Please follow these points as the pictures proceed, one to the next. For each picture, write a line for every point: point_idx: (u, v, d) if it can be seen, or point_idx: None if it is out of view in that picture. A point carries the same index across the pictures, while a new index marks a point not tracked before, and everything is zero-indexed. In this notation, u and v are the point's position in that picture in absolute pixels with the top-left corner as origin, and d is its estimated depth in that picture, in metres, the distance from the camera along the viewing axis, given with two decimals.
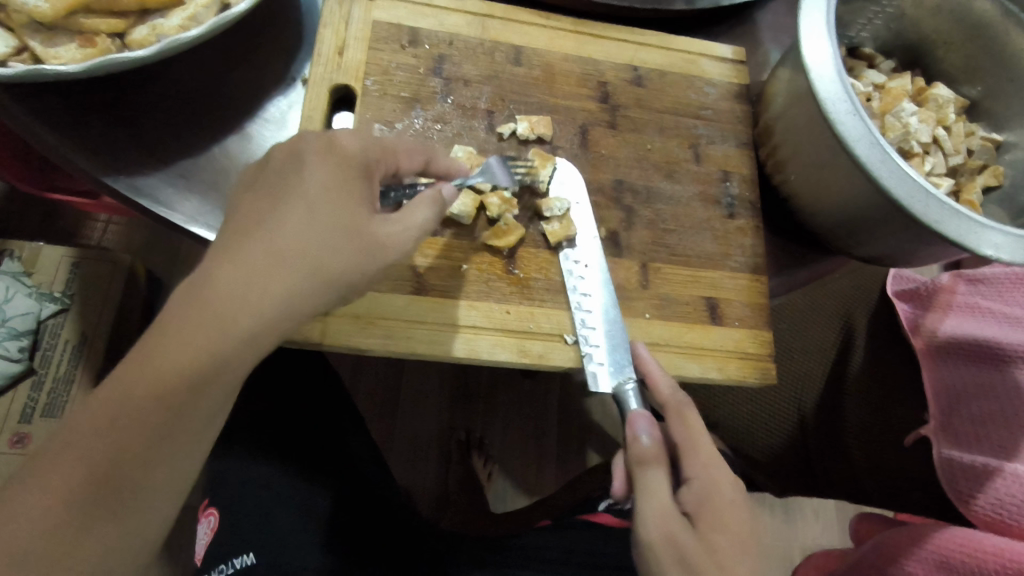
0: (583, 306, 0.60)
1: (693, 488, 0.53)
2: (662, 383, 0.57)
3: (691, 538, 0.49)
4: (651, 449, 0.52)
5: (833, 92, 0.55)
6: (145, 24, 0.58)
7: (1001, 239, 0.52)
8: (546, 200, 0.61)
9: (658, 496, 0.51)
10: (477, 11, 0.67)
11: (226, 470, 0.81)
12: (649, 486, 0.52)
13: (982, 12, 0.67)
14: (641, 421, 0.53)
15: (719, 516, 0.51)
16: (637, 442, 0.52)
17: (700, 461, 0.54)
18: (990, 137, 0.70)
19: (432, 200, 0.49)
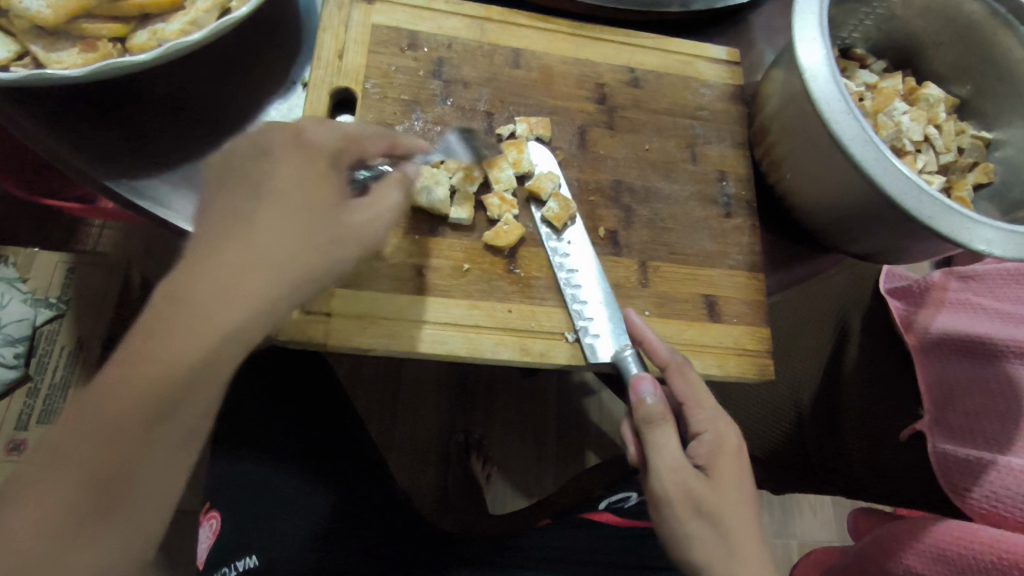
0: (578, 298, 0.60)
1: (703, 440, 0.56)
2: (659, 347, 0.59)
3: (701, 486, 0.54)
4: (659, 408, 0.54)
5: (828, 91, 0.56)
6: (146, 30, 0.59)
7: (993, 234, 0.53)
8: (540, 184, 0.62)
9: (670, 451, 0.54)
10: (476, 14, 0.68)
11: (228, 475, 0.80)
12: (660, 442, 0.54)
13: (971, 13, 0.68)
14: (647, 382, 0.55)
15: (725, 471, 0.55)
16: (643, 403, 0.55)
17: (704, 414, 0.57)
18: (980, 135, 0.72)
19: (399, 180, 0.50)
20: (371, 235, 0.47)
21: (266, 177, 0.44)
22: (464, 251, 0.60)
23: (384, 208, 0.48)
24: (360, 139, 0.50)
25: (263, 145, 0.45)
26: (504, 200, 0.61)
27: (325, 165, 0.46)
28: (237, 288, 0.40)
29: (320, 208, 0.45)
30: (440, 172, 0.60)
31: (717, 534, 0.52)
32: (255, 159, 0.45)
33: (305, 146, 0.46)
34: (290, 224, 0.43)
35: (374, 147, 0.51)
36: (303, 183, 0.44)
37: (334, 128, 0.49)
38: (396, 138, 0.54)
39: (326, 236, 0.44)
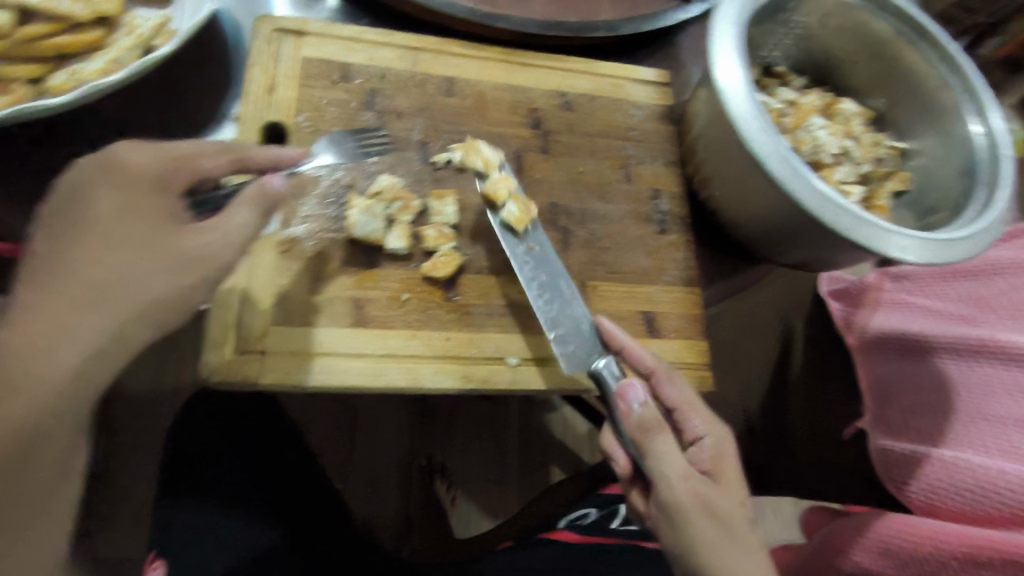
0: (549, 307, 0.59)
1: (704, 444, 0.59)
2: (640, 353, 0.60)
3: (709, 490, 0.55)
4: (651, 415, 0.54)
5: (739, 111, 0.59)
6: (64, 70, 0.57)
7: (906, 242, 0.57)
8: (495, 192, 0.62)
9: (673, 457, 0.54)
10: (407, 45, 0.69)
11: (176, 519, 0.77)
12: (661, 450, 0.54)
13: (879, 32, 0.72)
14: (637, 389, 0.55)
15: (720, 471, 0.59)
16: (632, 411, 0.54)
17: (697, 418, 0.60)
18: (895, 145, 0.76)
19: (255, 202, 0.47)
20: (219, 259, 0.45)
21: (80, 206, 0.43)
22: (401, 281, 0.60)
23: (234, 231, 0.46)
24: (192, 156, 0.47)
25: (73, 178, 0.44)
26: (440, 232, 0.62)
27: (148, 189, 0.44)
28: (88, 322, 0.42)
29: (145, 233, 0.43)
30: (377, 203, 0.61)
31: (730, 538, 0.53)
32: (67, 190, 0.44)
33: (118, 173, 0.44)
34: (111, 255, 0.43)
35: (214, 165, 0.48)
36: (121, 210, 0.43)
37: (155, 148, 0.46)
38: (243, 152, 0.51)
39: (158, 261, 0.44)
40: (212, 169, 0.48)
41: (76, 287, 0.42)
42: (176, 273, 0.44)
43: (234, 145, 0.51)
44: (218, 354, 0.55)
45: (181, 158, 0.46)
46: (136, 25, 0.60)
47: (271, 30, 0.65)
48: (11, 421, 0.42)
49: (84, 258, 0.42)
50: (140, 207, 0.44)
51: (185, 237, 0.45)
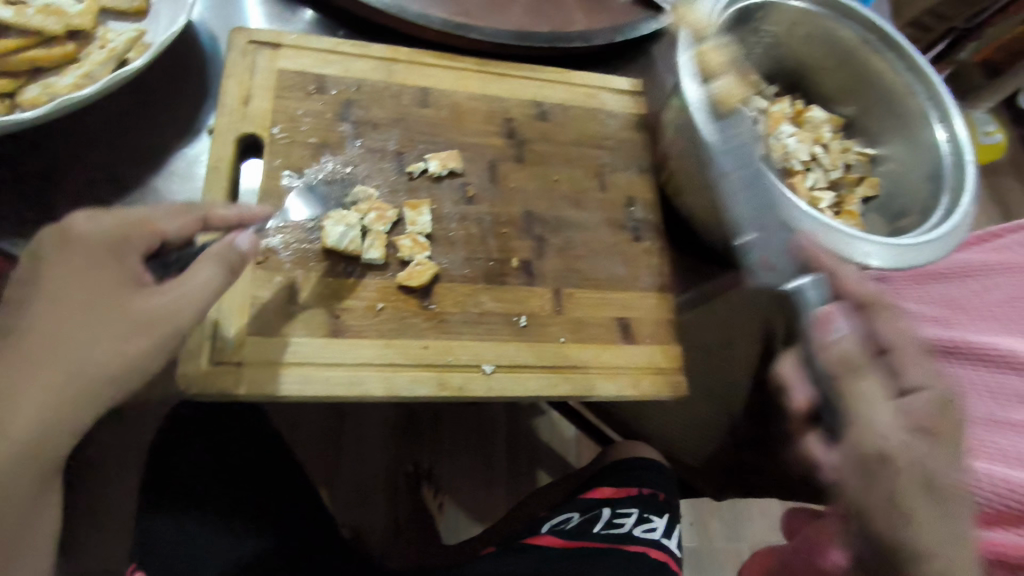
0: (744, 203, 0.59)
1: (923, 396, 0.51)
2: (850, 275, 0.56)
3: (917, 446, 0.48)
4: (852, 347, 0.50)
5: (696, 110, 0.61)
6: (36, 84, 0.58)
7: (870, 247, 0.60)
8: (709, 67, 0.63)
9: (875, 399, 0.50)
10: (383, 56, 0.70)
11: (153, 533, 0.77)
12: (863, 391, 0.50)
13: (847, 40, 0.73)
14: (836, 320, 0.50)
15: (955, 433, 0.51)
16: (834, 343, 0.50)
17: (916, 367, 0.53)
18: (864, 151, 0.78)
19: (219, 259, 0.51)
20: (175, 317, 0.49)
21: (40, 277, 0.47)
22: (377, 290, 0.61)
23: (194, 286, 0.50)
24: (152, 220, 0.51)
25: (36, 249, 0.48)
26: (414, 241, 0.63)
27: (108, 253, 0.48)
28: (61, 368, 0.45)
29: (100, 299, 0.47)
30: (353, 215, 0.62)
31: (936, 506, 0.48)
32: (29, 263, 0.48)
33: (75, 243, 0.48)
34: (69, 320, 0.46)
35: (174, 226, 0.52)
36: (77, 278, 0.47)
37: (112, 217, 0.50)
38: (205, 211, 0.55)
39: (111, 325, 0.47)
40: (172, 233, 0.52)
41: (35, 350, 0.45)
42: (130, 335, 0.47)
43: (196, 205, 0.55)
44: (194, 366, 0.55)
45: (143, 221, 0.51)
46: (110, 39, 0.60)
47: (246, 42, 0.66)
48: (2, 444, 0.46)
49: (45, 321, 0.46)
50: (105, 267, 0.48)
51: (142, 299, 0.48)
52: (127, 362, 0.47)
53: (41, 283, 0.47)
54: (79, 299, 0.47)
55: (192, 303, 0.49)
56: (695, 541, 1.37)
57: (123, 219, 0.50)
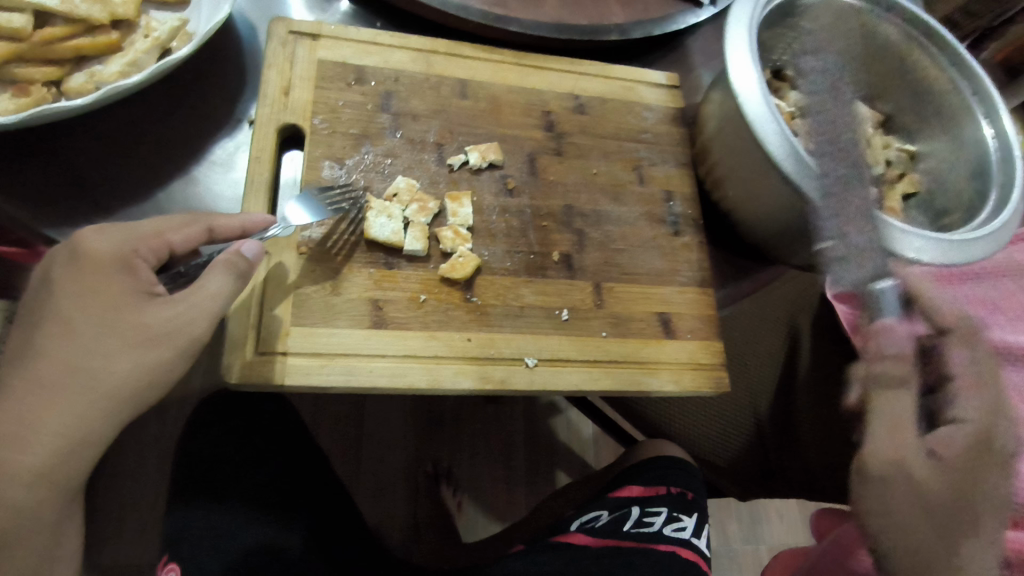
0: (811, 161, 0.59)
1: (962, 430, 0.55)
2: (948, 313, 0.59)
3: (924, 468, 0.53)
4: (896, 370, 0.54)
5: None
6: (82, 72, 0.58)
7: (919, 243, 0.58)
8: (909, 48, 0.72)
9: (897, 416, 0.54)
10: (421, 48, 0.69)
11: (187, 523, 0.77)
12: (890, 404, 0.55)
13: (887, 36, 0.72)
14: (896, 334, 0.54)
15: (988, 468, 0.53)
16: (885, 355, 0.54)
17: (975, 403, 0.57)
18: (905, 148, 0.76)
19: (226, 267, 0.50)
20: (191, 327, 0.49)
21: (50, 292, 0.47)
22: (420, 282, 0.61)
23: (202, 298, 0.49)
24: (158, 232, 0.50)
25: (47, 265, 0.48)
26: (457, 233, 0.62)
27: (116, 265, 0.48)
28: (112, 359, 0.47)
29: (117, 313, 0.47)
30: (395, 205, 0.61)
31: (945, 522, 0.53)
32: (41, 282, 0.48)
33: (86, 259, 0.47)
34: (87, 334, 0.47)
35: (180, 237, 0.51)
36: (88, 296, 0.47)
37: (119, 232, 0.49)
38: (209, 220, 0.53)
39: (132, 338, 0.47)
40: (181, 244, 0.52)
41: (74, 354, 0.46)
42: (146, 342, 0.47)
43: (200, 214, 0.53)
44: (238, 357, 0.55)
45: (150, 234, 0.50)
46: (153, 28, 0.60)
47: (286, 32, 0.66)
48: (56, 432, 0.47)
49: (63, 334, 0.46)
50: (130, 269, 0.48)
51: (150, 309, 0.48)
52: (154, 371, 0.48)
53: (54, 296, 0.47)
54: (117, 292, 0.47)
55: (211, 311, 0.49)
56: (720, 541, 1.36)
57: (130, 233, 0.49)
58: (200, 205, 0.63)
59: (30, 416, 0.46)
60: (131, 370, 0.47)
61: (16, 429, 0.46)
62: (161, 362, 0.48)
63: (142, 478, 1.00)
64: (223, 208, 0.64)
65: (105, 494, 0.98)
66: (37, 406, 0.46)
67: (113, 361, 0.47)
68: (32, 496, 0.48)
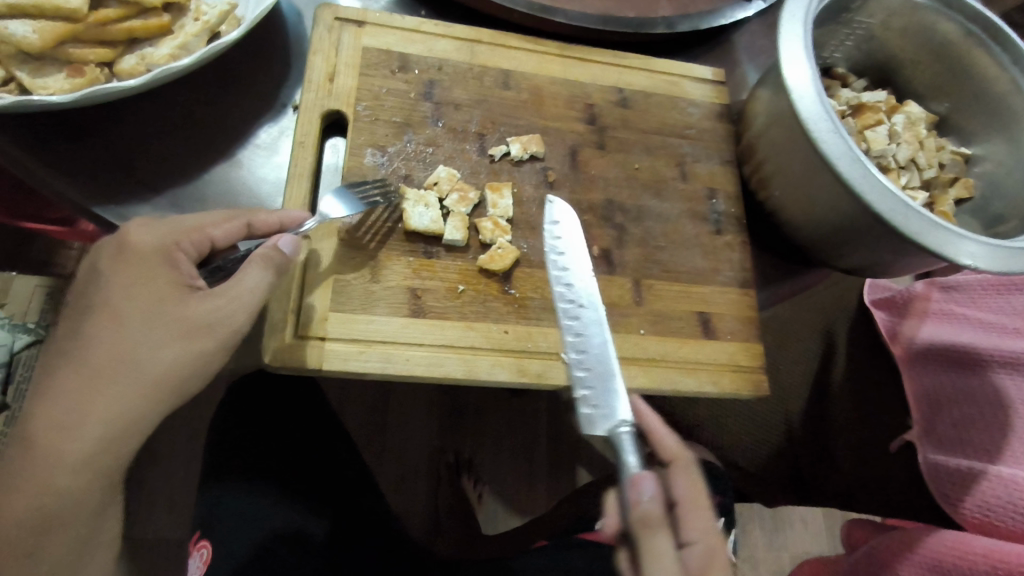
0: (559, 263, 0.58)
1: (695, 552, 0.53)
2: (668, 439, 0.57)
3: None
4: (656, 513, 0.46)
5: (559, 269, 0.58)
6: (133, 54, 0.58)
7: (977, 249, 0.54)
8: (973, 45, 0.68)
9: (667, 562, 0.45)
10: (465, 37, 0.69)
11: (217, 502, 0.79)
12: (656, 550, 0.46)
13: (946, 33, 0.69)
14: (649, 484, 0.46)
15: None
16: (640, 504, 0.46)
17: (697, 524, 0.54)
18: (960, 151, 0.73)
19: (264, 262, 0.50)
20: (231, 320, 0.49)
21: (99, 283, 0.48)
22: (458, 272, 0.60)
23: (242, 292, 0.49)
24: (200, 227, 0.51)
25: (95, 257, 0.49)
26: (498, 225, 0.62)
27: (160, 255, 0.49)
28: (158, 341, 0.47)
29: (161, 302, 0.48)
30: (430, 193, 0.61)
31: None
32: (92, 270, 0.49)
33: (132, 253, 0.48)
34: (134, 325, 0.47)
35: (221, 232, 0.52)
36: (138, 287, 0.47)
37: (165, 225, 0.50)
38: (249, 216, 0.54)
39: (179, 326, 0.47)
40: (221, 237, 0.52)
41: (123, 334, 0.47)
42: (192, 325, 0.48)
43: (239, 210, 0.54)
44: (279, 340, 0.55)
45: (189, 229, 0.50)
46: (203, 11, 0.60)
47: (332, 19, 0.66)
48: (105, 412, 0.47)
49: (110, 325, 0.47)
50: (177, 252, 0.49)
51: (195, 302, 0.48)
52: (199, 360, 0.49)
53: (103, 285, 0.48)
54: (163, 275, 0.48)
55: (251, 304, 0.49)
56: (741, 544, 1.34)
57: (171, 228, 0.50)
58: (244, 187, 0.63)
59: (79, 395, 0.47)
60: (177, 353, 0.48)
61: (68, 406, 0.47)
62: (205, 346, 0.48)
63: (174, 457, 1.03)
64: (266, 191, 0.64)
65: (139, 469, 1.01)
66: (88, 386, 0.47)
67: (160, 343, 0.47)
68: (81, 473, 0.49)
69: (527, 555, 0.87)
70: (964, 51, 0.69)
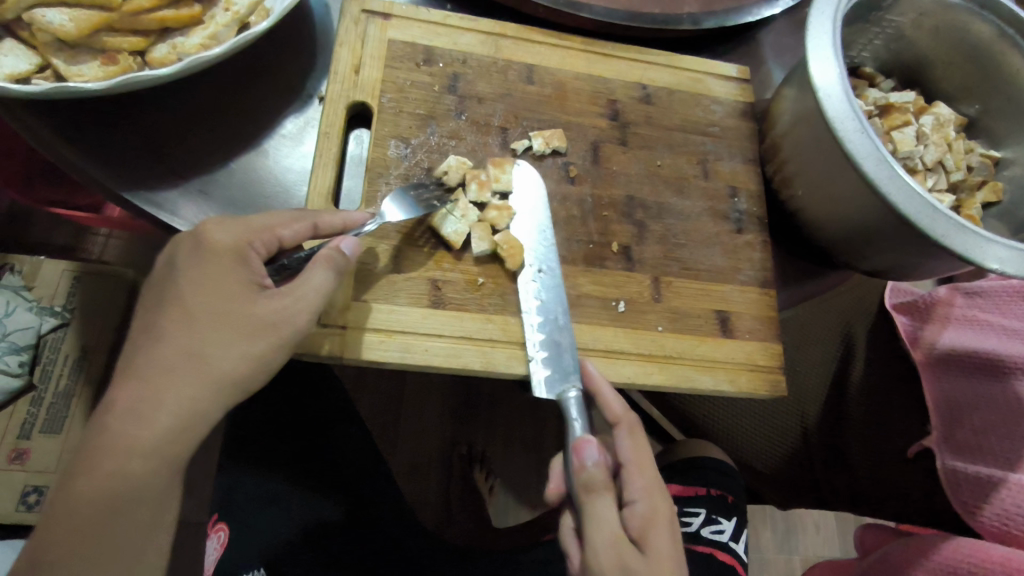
0: (518, 227, 0.61)
1: (636, 509, 0.51)
2: (612, 401, 0.57)
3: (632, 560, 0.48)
4: (600, 477, 0.50)
5: (519, 232, 0.61)
6: (165, 43, 0.59)
7: (1005, 253, 0.53)
8: (1007, 46, 0.66)
9: (607, 524, 0.49)
10: (490, 31, 0.69)
11: (235, 486, 0.80)
12: (598, 513, 0.49)
13: (979, 34, 0.67)
14: (590, 447, 0.50)
15: (664, 544, 0.50)
16: (584, 469, 0.50)
17: (641, 483, 0.53)
18: (989, 153, 0.71)
19: (326, 262, 0.51)
20: None
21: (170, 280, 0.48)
22: (479, 264, 0.61)
23: (304, 291, 0.49)
24: (271, 227, 0.52)
25: (171, 252, 0.50)
26: (502, 209, 0.61)
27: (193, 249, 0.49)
28: None
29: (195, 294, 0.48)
30: (473, 208, 0.61)
31: None
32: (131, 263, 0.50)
33: (217, 251, 0.49)
34: (201, 324, 0.47)
35: (290, 232, 0.52)
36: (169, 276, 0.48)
37: (239, 224, 0.51)
38: (314, 217, 0.54)
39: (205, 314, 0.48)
40: (288, 237, 0.53)
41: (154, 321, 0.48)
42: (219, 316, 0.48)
43: (307, 210, 0.54)
44: None
45: (257, 227, 0.51)
46: (234, 2, 0.61)
47: (359, 11, 0.67)
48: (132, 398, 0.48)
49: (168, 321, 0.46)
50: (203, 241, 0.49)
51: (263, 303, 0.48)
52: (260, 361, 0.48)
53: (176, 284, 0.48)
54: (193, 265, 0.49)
55: (311, 305, 0.50)
56: (752, 546, 1.33)
57: (238, 225, 0.50)
58: (269, 175, 0.64)
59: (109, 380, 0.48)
60: None
61: None
62: None
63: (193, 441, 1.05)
64: (292, 180, 0.65)
65: None
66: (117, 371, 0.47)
67: None
68: None
69: (539, 548, 0.87)
70: (998, 52, 0.67)
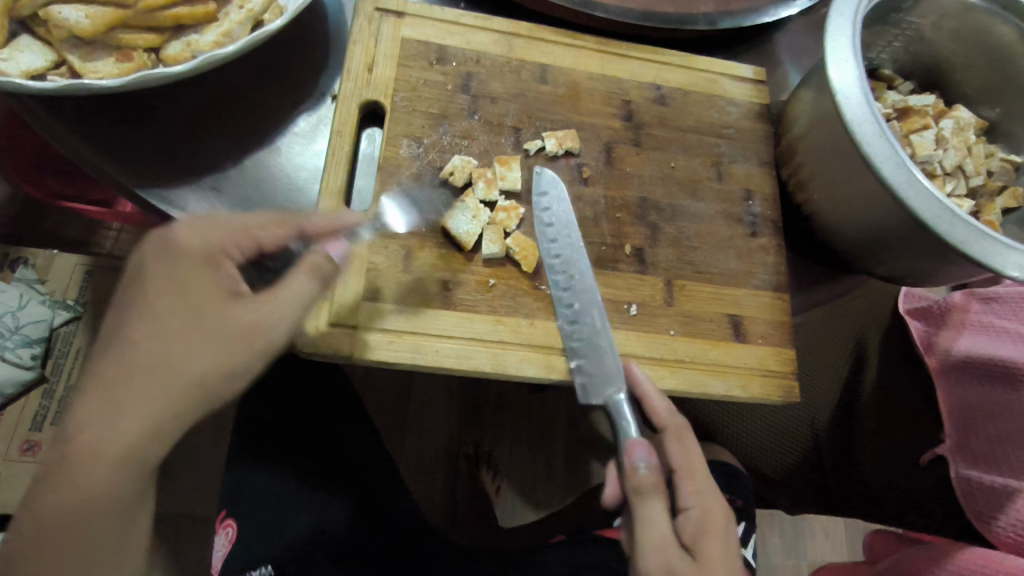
0: (548, 235, 0.62)
1: (691, 516, 0.55)
2: (659, 407, 0.58)
3: (686, 563, 0.51)
4: (650, 480, 0.52)
5: (550, 240, 0.62)
6: (179, 41, 0.59)
7: None
8: None
9: (661, 528, 0.51)
10: (504, 30, 0.69)
11: (243, 483, 0.80)
12: (650, 517, 0.52)
13: (1002, 36, 0.66)
14: (641, 450, 0.52)
15: (715, 549, 0.54)
16: (636, 472, 0.52)
17: (692, 488, 0.57)
18: (1010, 158, 0.70)
19: (311, 270, 0.50)
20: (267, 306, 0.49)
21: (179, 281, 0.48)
22: (490, 266, 0.60)
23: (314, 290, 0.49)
24: (249, 232, 0.51)
25: (139, 258, 0.47)
26: (509, 210, 0.62)
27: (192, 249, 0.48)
28: None
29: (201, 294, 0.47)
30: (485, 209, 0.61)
31: None
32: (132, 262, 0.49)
33: (202, 254, 0.47)
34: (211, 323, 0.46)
35: (270, 237, 0.52)
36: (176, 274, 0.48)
37: (217, 228, 0.49)
38: (300, 221, 0.53)
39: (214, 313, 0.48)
40: (269, 240, 0.52)
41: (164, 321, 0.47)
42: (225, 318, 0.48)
43: (291, 214, 0.53)
44: (312, 326, 0.56)
45: (239, 233, 0.50)
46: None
47: (372, 9, 0.66)
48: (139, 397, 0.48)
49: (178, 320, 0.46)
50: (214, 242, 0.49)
51: (240, 310, 0.47)
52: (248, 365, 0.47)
53: (143, 289, 0.46)
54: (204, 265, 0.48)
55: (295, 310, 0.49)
56: (760, 551, 1.32)
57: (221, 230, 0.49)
58: (282, 173, 0.64)
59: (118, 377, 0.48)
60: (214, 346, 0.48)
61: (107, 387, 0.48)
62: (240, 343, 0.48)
63: (202, 436, 1.05)
64: (304, 179, 0.65)
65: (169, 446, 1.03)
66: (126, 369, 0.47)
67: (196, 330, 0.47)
68: None
69: (547, 549, 0.87)
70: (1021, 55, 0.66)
